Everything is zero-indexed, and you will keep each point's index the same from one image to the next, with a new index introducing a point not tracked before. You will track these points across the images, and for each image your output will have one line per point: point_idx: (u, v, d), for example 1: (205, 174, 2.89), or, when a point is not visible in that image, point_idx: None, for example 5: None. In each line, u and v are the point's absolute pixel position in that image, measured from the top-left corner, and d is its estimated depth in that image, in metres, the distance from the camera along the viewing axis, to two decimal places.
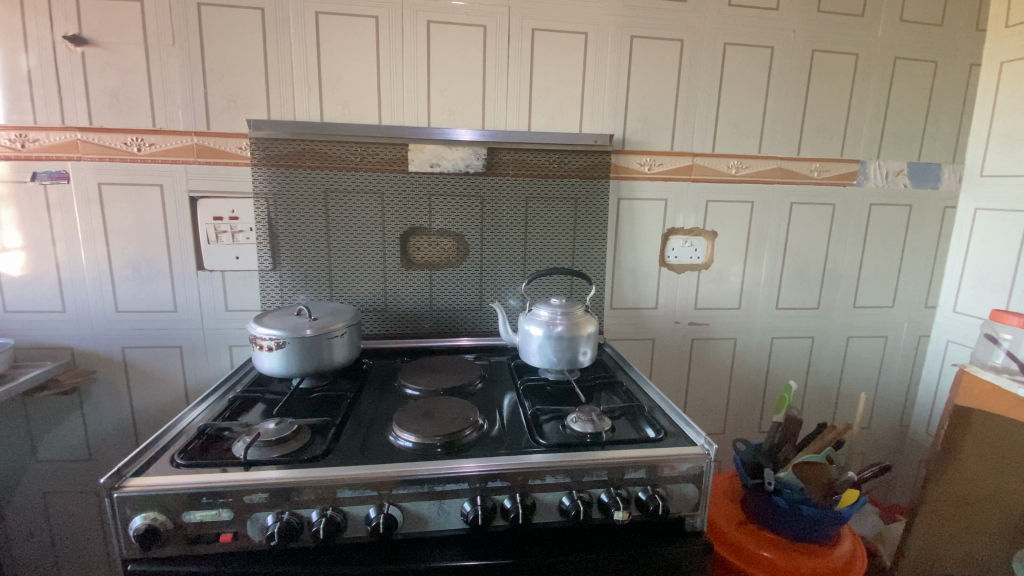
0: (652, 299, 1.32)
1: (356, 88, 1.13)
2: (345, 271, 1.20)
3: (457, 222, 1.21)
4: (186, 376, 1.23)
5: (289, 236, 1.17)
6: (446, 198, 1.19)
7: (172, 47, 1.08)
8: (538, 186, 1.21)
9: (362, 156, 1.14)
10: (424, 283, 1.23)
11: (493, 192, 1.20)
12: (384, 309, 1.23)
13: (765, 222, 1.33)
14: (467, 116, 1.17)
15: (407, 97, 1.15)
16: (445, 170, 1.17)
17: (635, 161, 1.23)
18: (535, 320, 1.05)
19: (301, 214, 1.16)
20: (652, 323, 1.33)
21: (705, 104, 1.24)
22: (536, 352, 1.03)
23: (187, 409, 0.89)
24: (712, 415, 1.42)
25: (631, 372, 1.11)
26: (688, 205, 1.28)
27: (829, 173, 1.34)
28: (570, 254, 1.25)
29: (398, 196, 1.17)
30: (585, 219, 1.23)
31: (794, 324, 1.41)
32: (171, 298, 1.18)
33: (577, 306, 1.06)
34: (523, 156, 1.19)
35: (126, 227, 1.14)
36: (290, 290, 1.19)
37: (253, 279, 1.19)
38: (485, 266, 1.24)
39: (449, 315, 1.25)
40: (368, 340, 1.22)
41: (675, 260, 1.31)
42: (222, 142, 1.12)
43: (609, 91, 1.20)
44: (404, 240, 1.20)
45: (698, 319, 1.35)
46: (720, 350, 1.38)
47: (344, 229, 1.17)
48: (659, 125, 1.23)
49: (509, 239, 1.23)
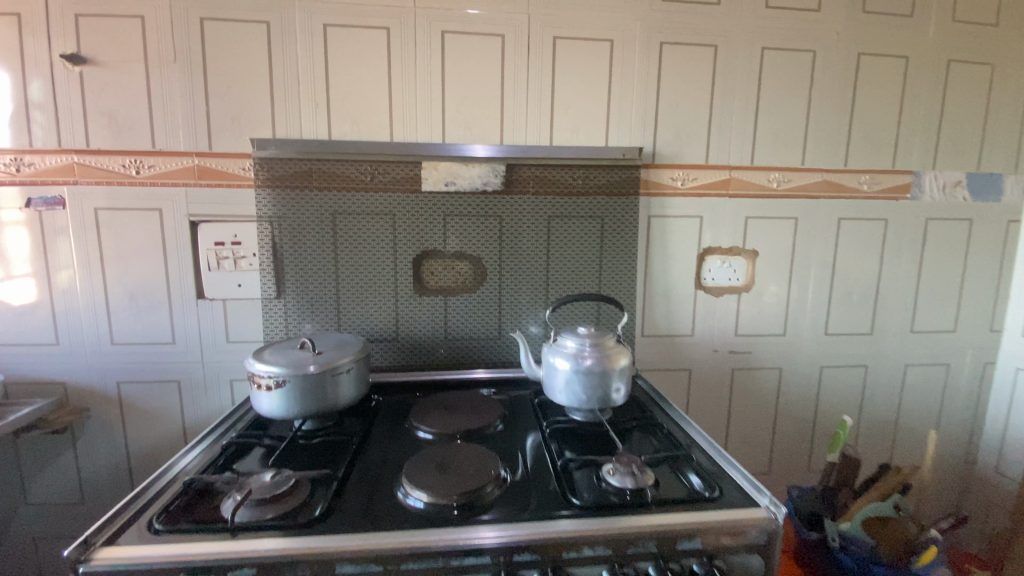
0: (687, 326, 1.20)
1: (365, 104, 1.06)
2: (353, 299, 1.11)
3: (474, 245, 1.11)
4: (184, 413, 1.14)
5: (294, 262, 1.09)
6: (461, 219, 1.10)
7: (173, 64, 1.02)
8: (562, 204, 1.11)
9: (372, 175, 1.06)
10: (438, 311, 1.13)
11: (511, 211, 1.10)
12: (395, 339, 1.13)
13: (810, 240, 1.21)
14: (484, 131, 1.09)
15: (420, 112, 1.07)
16: (461, 189, 1.08)
17: (667, 176, 1.13)
18: (561, 352, 0.94)
19: (308, 238, 1.08)
20: (688, 351, 1.21)
21: (742, 113, 1.14)
22: (561, 389, 0.93)
23: (178, 455, 0.81)
24: (754, 453, 1.28)
25: (672, 411, 0.99)
26: (726, 222, 1.17)
27: (879, 186, 1.23)
28: (597, 278, 1.14)
29: (410, 218, 1.09)
30: (612, 239, 1.13)
31: (844, 351, 1.28)
32: (169, 330, 1.10)
33: (609, 337, 0.95)
34: (545, 172, 1.10)
35: (124, 254, 1.07)
36: (295, 320, 1.11)
37: (255, 308, 1.11)
38: (504, 292, 1.14)
39: (465, 345, 1.15)
40: (377, 374, 1.12)
41: (712, 281, 1.19)
42: (224, 162, 1.05)
43: (637, 101, 1.11)
44: (417, 264, 1.11)
45: (738, 347, 1.23)
46: (763, 380, 1.25)
47: (353, 254, 1.09)
48: (693, 136, 1.13)
49: (530, 261, 1.13)
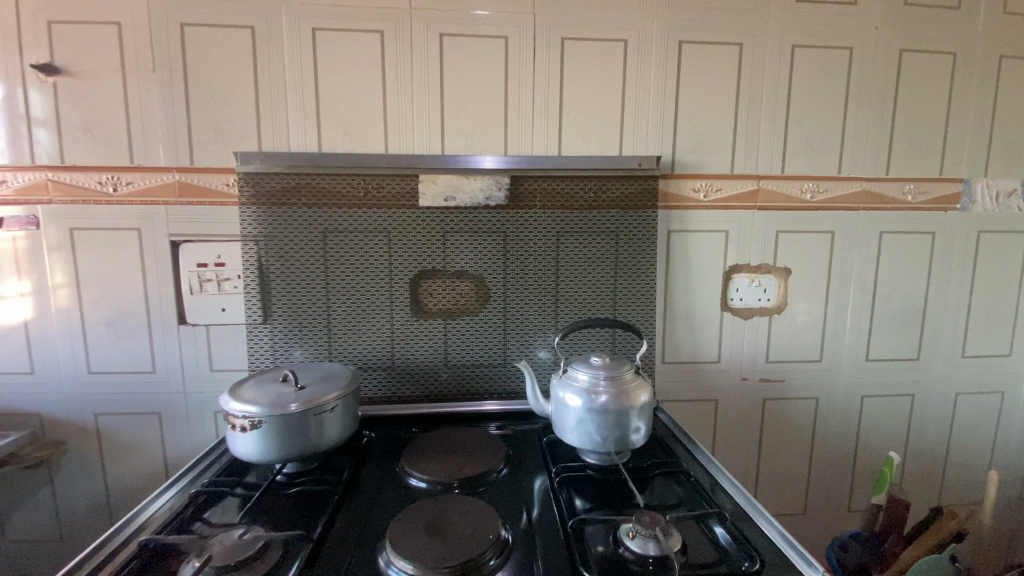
0: (713, 351, 1.09)
1: (357, 113, 0.97)
2: (345, 325, 1.01)
3: (477, 264, 1.02)
4: (166, 447, 1.06)
5: (281, 285, 1.00)
6: (463, 237, 1.00)
7: (153, 73, 0.95)
8: (573, 219, 1.01)
9: (365, 190, 0.97)
10: (437, 337, 1.03)
11: (516, 228, 1.01)
12: (391, 368, 1.03)
13: (848, 256, 1.09)
14: (486, 141, 1.00)
15: (416, 121, 0.98)
16: (462, 204, 0.98)
17: (688, 187, 1.02)
18: (572, 386, 0.84)
19: (296, 259, 0.99)
20: (714, 379, 1.10)
21: (771, 117, 1.04)
22: (572, 429, 0.83)
23: (144, 502, 0.72)
24: (788, 492, 1.16)
25: (699, 454, 0.87)
26: (755, 237, 1.06)
27: (925, 196, 1.11)
28: (612, 300, 1.04)
29: (407, 236, 0.99)
30: (628, 257, 1.02)
31: (888, 379, 1.15)
32: (148, 357, 1.03)
33: (627, 369, 0.84)
34: (554, 185, 1.00)
35: (101, 277, 1.00)
36: (282, 347, 1.01)
37: (240, 334, 1.03)
38: (510, 316, 1.04)
39: (468, 374, 1.05)
40: (371, 406, 1.02)
41: (740, 303, 1.08)
42: (207, 178, 0.98)
43: (654, 106, 1.01)
44: (415, 286, 1.01)
45: (769, 375, 1.11)
46: (797, 411, 1.13)
47: (344, 276, 1.00)
48: (716, 143, 1.03)
49: (538, 282, 1.03)
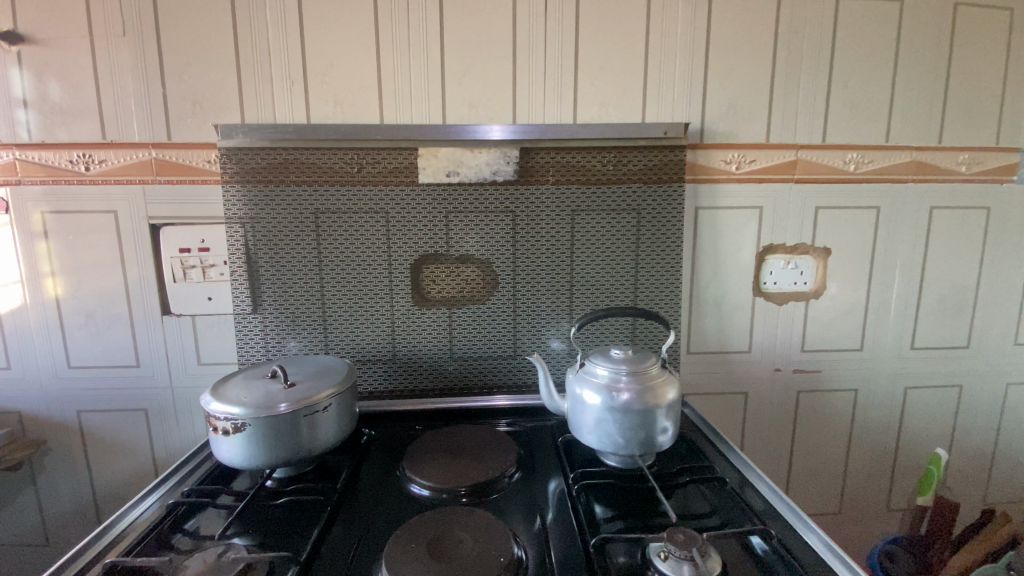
0: (743, 340, 0.99)
1: (348, 79, 0.87)
2: (341, 315, 0.93)
3: (484, 248, 0.92)
4: (154, 445, 1.00)
5: (270, 272, 0.91)
6: (468, 217, 0.91)
7: (124, 39, 0.86)
8: (590, 196, 0.91)
9: (359, 165, 0.88)
10: (441, 327, 0.94)
11: (527, 207, 0.91)
12: (393, 361, 0.95)
13: (895, 234, 0.99)
14: (492, 108, 0.89)
15: (414, 88, 0.88)
16: (467, 180, 0.88)
17: (719, 158, 0.92)
18: (591, 383, 0.75)
19: (286, 243, 0.90)
20: (743, 370, 1.00)
21: (811, 79, 0.92)
22: (591, 430, 0.74)
23: (119, 512, 0.64)
24: (822, 490, 1.08)
25: (737, 459, 0.78)
26: (791, 214, 0.96)
27: (979, 168, 0.98)
28: (632, 285, 0.94)
29: (407, 217, 0.90)
30: (651, 238, 0.93)
31: (934, 369, 1.05)
32: (132, 351, 0.95)
33: (651, 364, 0.75)
34: (569, 158, 0.89)
35: (78, 265, 0.92)
36: (274, 339, 0.93)
37: (228, 325, 0.95)
38: (520, 304, 0.95)
39: (475, 367, 0.96)
40: (372, 402, 0.94)
41: (774, 287, 0.98)
42: (186, 155, 0.89)
43: (680, 68, 0.90)
44: (416, 272, 0.92)
45: (804, 365, 1.02)
46: (833, 404, 1.04)
47: (338, 262, 0.91)
48: (749, 110, 0.92)
49: (551, 266, 0.94)
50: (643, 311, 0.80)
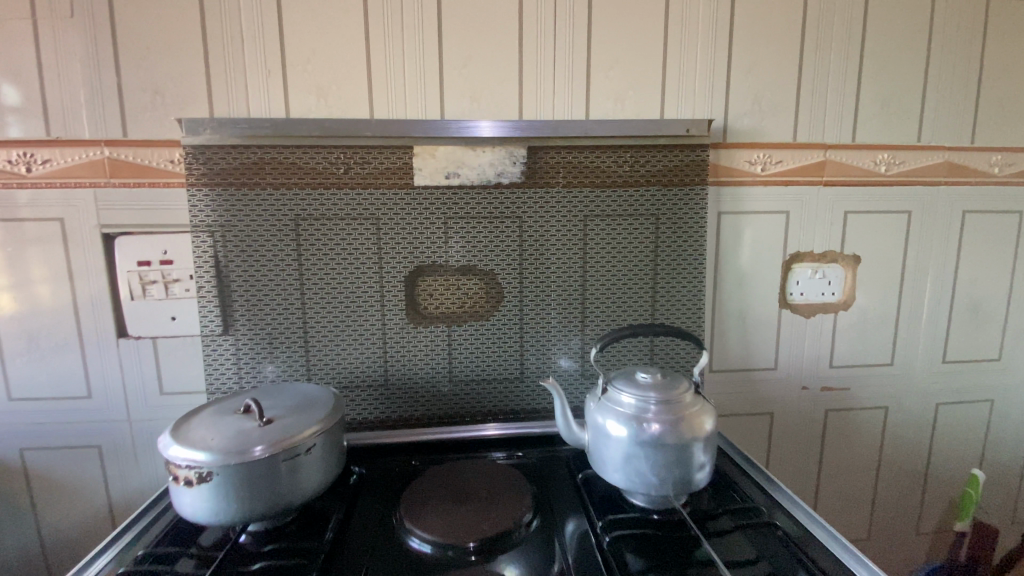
0: (768, 356, 0.91)
1: (333, 68, 0.76)
2: (325, 335, 0.82)
3: (487, 259, 0.82)
4: (110, 487, 0.87)
5: (244, 287, 0.79)
6: (469, 224, 0.81)
7: (71, 20, 0.74)
8: (606, 200, 0.81)
9: (346, 165, 0.77)
10: (439, 348, 0.84)
11: (535, 212, 0.81)
12: (384, 386, 0.84)
13: (926, 240, 0.92)
14: (497, 103, 0.80)
15: (409, 79, 0.78)
16: (468, 182, 0.79)
17: (743, 158, 0.84)
18: (616, 412, 0.65)
19: (262, 254, 0.79)
20: (769, 389, 0.92)
21: (840, 74, 0.85)
22: (617, 467, 0.65)
23: None
24: (851, 515, 1.00)
25: (774, 489, 0.69)
26: (819, 219, 0.88)
27: (1013, 169, 0.92)
28: (650, 299, 0.85)
29: (400, 224, 0.80)
30: (672, 245, 0.84)
31: (967, 384, 0.98)
32: (83, 380, 0.83)
33: (685, 392, 0.66)
34: (583, 158, 0.80)
35: (19, 281, 0.79)
36: (249, 364, 0.82)
37: (195, 348, 0.83)
38: (527, 320, 0.85)
39: (477, 392, 0.86)
40: (362, 433, 0.83)
41: (801, 298, 0.90)
42: (144, 154, 0.77)
43: (703, 60, 0.82)
44: (411, 286, 0.82)
45: (832, 382, 0.94)
46: (864, 423, 0.97)
47: (322, 275, 0.80)
48: (775, 106, 0.84)
49: (561, 278, 0.84)
50: (672, 329, 0.71)
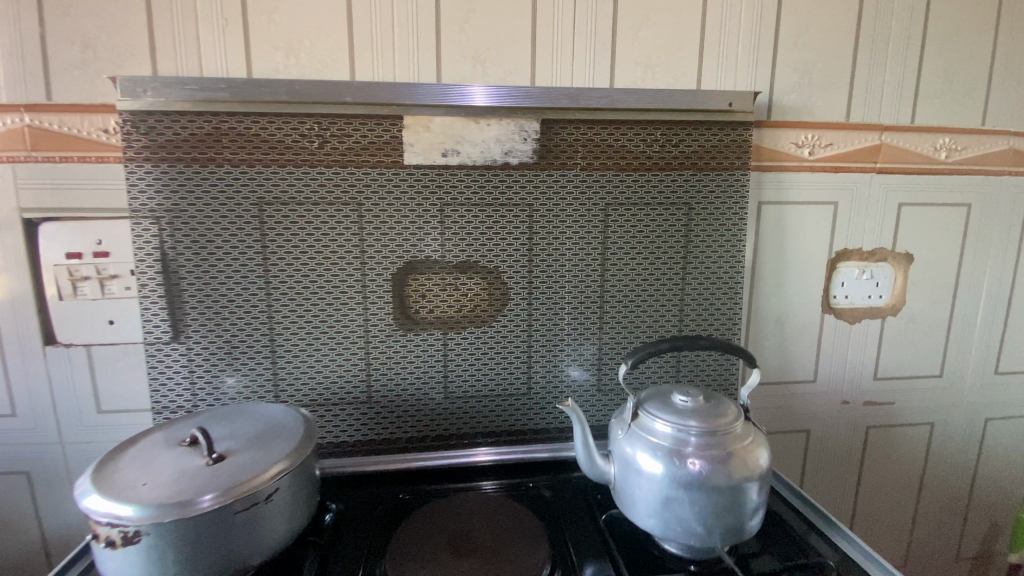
0: (807, 367, 0.80)
1: (306, 19, 0.62)
2: (297, 342, 0.69)
3: (490, 254, 0.69)
4: (41, 520, 0.73)
5: (198, 285, 0.66)
6: (469, 213, 0.68)
7: None
8: (631, 185, 0.69)
9: (321, 139, 0.64)
10: (432, 359, 0.71)
11: (548, 199, 0.68)
12: (367, 404, 0.71)
13: (986, 237, 0.81)
14: (504, 67, 0.67)
15: (399, 35, 0.64)
16: (469, 161, 0.66)
17: (789, 139, 0.72)
18: (648, 445, 0.53)
19: (219, 246, 0.65)
20: (806, 404, 0.82)
21: (902, 43, 0.74)
22: (650, 511, 0.53)
23: None
24: (887, 540, 0.91)
25: (839, 537, 0.58)
26: (870, 212, 0.77)
27: None
28: (679, 303, 0.73)
29: (386, 211, 0.66)
30: (706, 239, 0.72)
31: (1020, 397, 0.89)
32: (4, 396, 0.69)
33: (734, 422, 0.53)
34: (606, 135, 0.67)
35: None
36: (205, 378, 0.68)
37: (138, 358, 0.69)
38: (536, 327, 0.72)
39: (476, 410, 0.73)
40: (341, 459, 0.70)
41: (847, 302, 0.79)
42: (71, 121, 0.62)
43: (747, 21, 0.69)
44: (398, 285, 0.69)
45: (875, 396, 0.84)
46: (906, 441, 0.87)
47: (293, 271, 0.67)
48: (828, 80, 0.72)
49: (577, 277, 0.71)
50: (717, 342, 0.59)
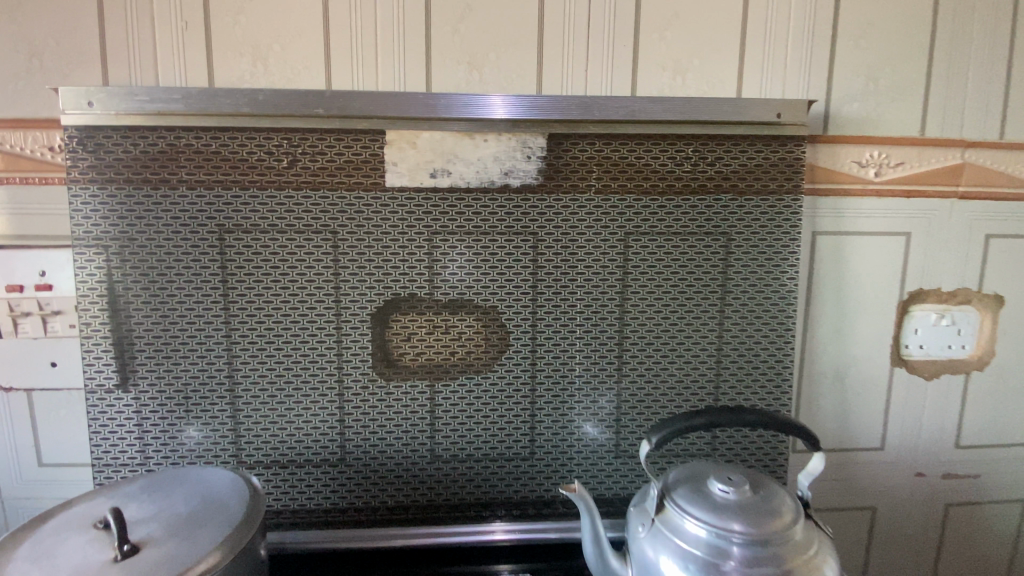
0: (872, 431, 0.66)
1: (276, 19, 0.54)
2: (261, 393, 0.59)
3: (487, 291, 0.58)
4: None
5: (149, 324, 0.57)
6: (462, 243, 0.57)
7: None
8: (656, 213, 0.57)
9: (291, 158, 0.55)
10: (417, 414, 0.60)
11: (556, 227, 0.57)
12: (340, 465, 0.60)
13: None
14: (506, 74, 0.57)
15: (383, 38, 0.55)
16: (462, 183, 0.56)
17: (849, 157, 0.60)
18: (677, 553, 0.41)
19: (173, 280, 0.56)
20: (869, 476, 0.67)
21: (989, 42, 0.61)
22: None
23: None
24: None
25: None
26: (950, 245, 0.63)
27: None
28: (716, 354, 0.61)
29: (366, 240, 0.57)
30: (749, 277, 0.59)
31: None
32: None
33: (791, 528, 0.41)
34: (626, 153, 0.56)
35: None
36: (155, 432, 0.59)
37: (79, 407, 0.61)
38: (541, 379, 0.60)
39: (469, 477, 0.62)
40: (315, 536, 0.59)
41: (921, 353, 0.65)
42: (11, 138, 0.55)
43: (797, 17, 0.58)
44: (379, 327, 0.59)
45: (956, 467, 0.69)
46: (995, 522, 0.71)
47: (257, 310, 0.57)
48: (897, 87, 0.60)
49: (591, 320, 0.59)
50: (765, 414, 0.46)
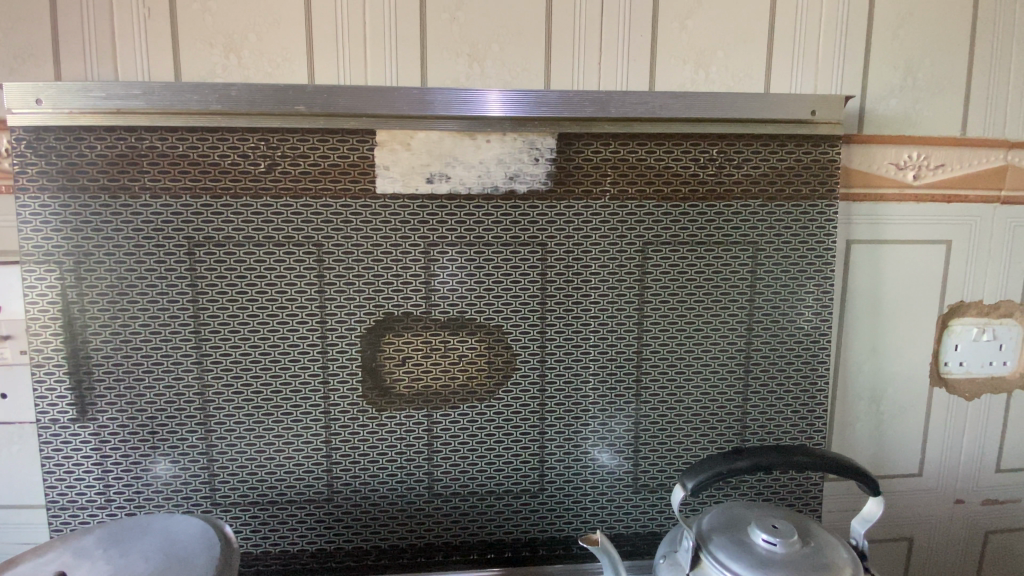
0: (908, 456, 0.61)
1: (253, 7, 0.49)
2: (237, 425, 0.52)
3: (490, 309, 0.53)
4: None
5: (109, 350, 0.50)
6: (464, 257, 0.51)
7: None
8: (679, 221, 0.52)
9: (271, 163, 0.49)
10: (413, 447, 0.54)
11: (567, 237, 0.52)
12: (328, 504, 0.54)
13: None
14: (510, 68, 0.51)
15: (374, 27, 0.50)
16: (463, 190, 0.50)
17: (886, 159, 0.55)
18: None
19: (137, 300, 0.50)
20: (907, 504, 0.62)
21: None
22: None
23: None
24: None
25: None
26: (993, 254, 0.58)
27: None
28: (742, 375, 0.55)
29: (354, 254, 0.51)
30: (779, 291, 0.54)
31: None
32: None
33: None
34: (645, 154, 0.51)
35: None
36: (117, 472, 0.52)
37: (32, 442, 0.55)
38: (551, 407, 0.54)
39: (472, 516, 0.55)
40: None
41: (961, 370, 0.60)
42: None
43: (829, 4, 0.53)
44: (371, 351, 0.52)
45: (997, 492, 0.63)
46: None
47: (232, 333, 0.51)
48: (937, 82, 0.55)
49: (606, 340, 0.54)
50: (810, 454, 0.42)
